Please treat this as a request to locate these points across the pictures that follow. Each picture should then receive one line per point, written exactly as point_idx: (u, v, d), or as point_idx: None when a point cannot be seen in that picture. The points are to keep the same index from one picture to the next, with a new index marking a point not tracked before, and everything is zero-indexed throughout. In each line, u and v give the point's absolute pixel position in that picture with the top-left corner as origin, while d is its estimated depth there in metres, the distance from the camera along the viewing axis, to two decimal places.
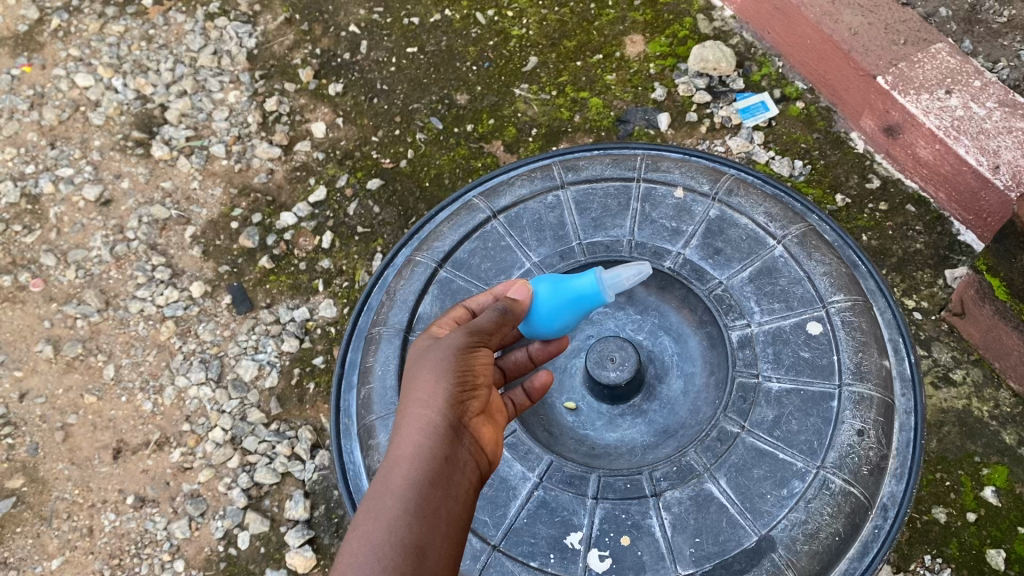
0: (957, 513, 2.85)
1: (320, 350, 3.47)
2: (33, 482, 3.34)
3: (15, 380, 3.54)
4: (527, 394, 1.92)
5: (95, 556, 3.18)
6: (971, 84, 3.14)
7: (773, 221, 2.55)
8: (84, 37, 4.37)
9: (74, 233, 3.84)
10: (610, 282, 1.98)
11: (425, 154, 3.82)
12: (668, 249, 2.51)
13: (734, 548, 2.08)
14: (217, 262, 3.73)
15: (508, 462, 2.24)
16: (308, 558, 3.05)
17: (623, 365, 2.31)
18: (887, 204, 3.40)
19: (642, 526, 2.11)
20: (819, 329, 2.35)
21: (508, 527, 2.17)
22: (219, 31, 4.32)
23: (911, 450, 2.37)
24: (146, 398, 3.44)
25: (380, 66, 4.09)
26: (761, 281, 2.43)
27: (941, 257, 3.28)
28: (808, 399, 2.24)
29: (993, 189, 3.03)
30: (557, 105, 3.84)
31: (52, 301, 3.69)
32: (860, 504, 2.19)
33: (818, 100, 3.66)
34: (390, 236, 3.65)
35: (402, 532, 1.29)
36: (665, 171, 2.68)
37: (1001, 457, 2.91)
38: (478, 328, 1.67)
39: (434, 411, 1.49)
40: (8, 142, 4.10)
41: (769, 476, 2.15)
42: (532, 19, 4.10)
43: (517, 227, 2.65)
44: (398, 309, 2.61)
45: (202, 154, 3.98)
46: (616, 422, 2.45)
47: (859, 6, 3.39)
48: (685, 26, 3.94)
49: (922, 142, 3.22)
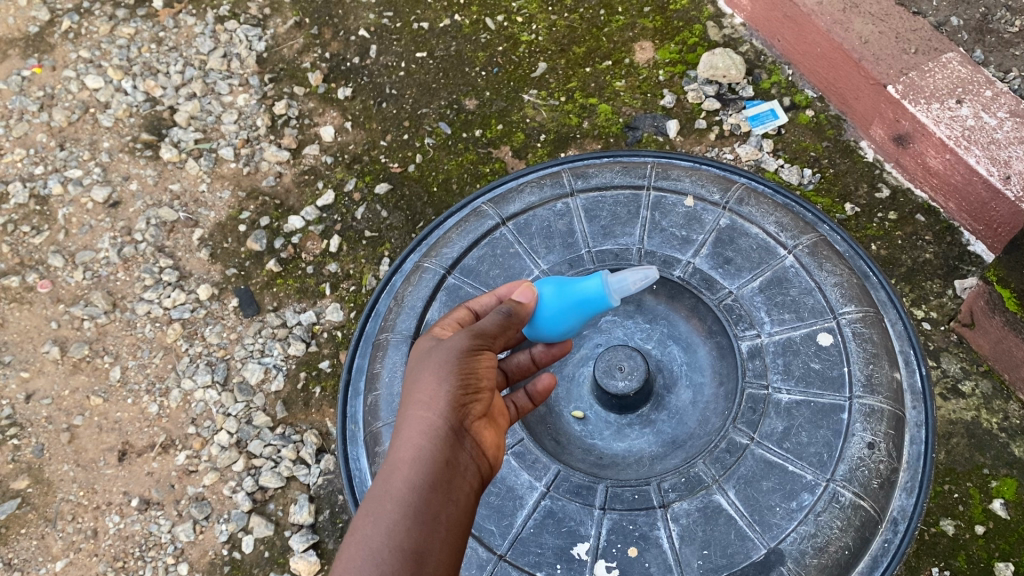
0: (965, 525, 2.82)
1: (327, 354, 3.46)
2: (39, 483, 3.35)
3: (21, 380, 3.55)
4: (529, 397, 1.91)
5: (99, 558, 3.18)
6: (982, 94, 3.13)
7: (785, 230, 2.54)
8: (94, 39, 4.39)
9: (83, 235, 3.85)
10: (616, 286, 1.95)
11: (433, 158, 3.82)
12: (677, 258, 2.51)
13: (742, 561, 2.06)
14: (224, 265, 3.73)
15: (515, 470, 2.23)
16: (312, 563, 3.05)
17: (632, 375, 2.29)
18: (896, 214, 3.39)
19: (650, 537, 2.10)
20: (829, 340, 2.34)
21: (515, 536, 2.16)
22: (229, 34, 4.34)
23: (922, 463, 2.34)
24: (152, 401, 3.45)
25: (390, 71, 4.10)
26: (772, 291, 2.41)
27: (951, 267, 3.27)
28: (818, 411, 2.23)
29: (1004, 200, 3.01)
30: (566, 111, 3.84)
31: (60, 302, 3.70)
32: (870, 518, 2.17)
33: (828, 108, 3.65)
34: (397, 241, 3.65)
35: (401, 536, 1.28)
36: (676, 179, 2.68)
37: (1011, 469, 2.88)
38: (481, 331, 1.66)
39: (437, 414, 1.48)
40: (18, 143, 4.12)
41: (778, 488, 2.13)
42: (542, 25, 4.10)
43: (526, 234, 2.64)
44: (405, 316, 2.61)
45: (211, 156, 3.99)
46: (624, 432, 2.43)
47: (871, 14, 3.37)
48: (695, 33, 3.94)
49: (933, 151, 3.20)
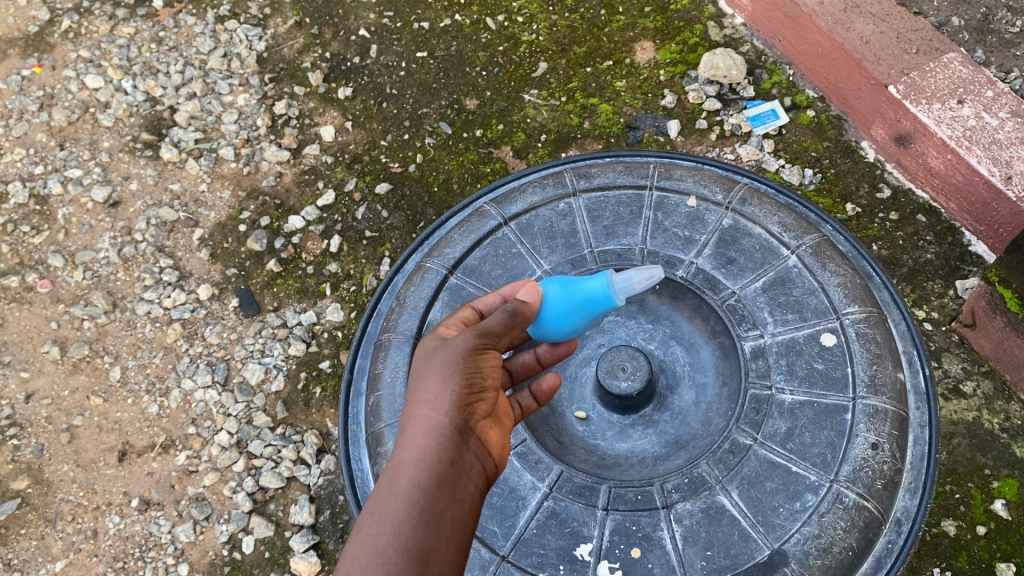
0: (966, 525, 2.82)
1: (327, 354, 3.46)
2: (38, 483, 3.34)
3: (21, 380, 3.54)
4: (533, 397, 1.91)
5: (99, 558, 3.17)
6: (983, 95, 3.12)
7: (788, 231, 2.53)
8: (94, 39, 4.38)
9: (82, 234, 3.84)
10: (621, 286, 1.94)
11: (434, 158, 3.81)
12: (680, 259, 2.50)
13: (745, 562, 2.06)
14: (224, 265, 3.72)
15: (518, 470, 2.23)
16: (312, 563, 3.04)
17: (634, 375, 2.28)
18: (897, 214, 3.38)
19: (653, 538, 2.09)
20: (833, 341, 2.33)
21: (518, 537, 2.15)
22: (229, 34, 4.33)
23: (925, 464, 2.34)
24: (152, 401, 3.44)
25: (390, 71, 4.09)
26: (775, 291, 2.41)
27: (952, 268, 3.26)
28: (821, 412, 2.22)
29: (1005, 200, 3.01)
30: (567, 111, 3.83)
31: (60, 302, 3.69)
32: (874, 519, 2.16)
33: (829, 108, 3.65)
34: (398, 241, 3.64)
35: (406, 535, 1.28)
36: (678, 179, 2.67)
37: (1012, 470, 2.88)
38: (486, 330, 1.65)
39: (442, 413, 1.47)
40: (18, 143, 4.11)
41: (781, 489, 2.12)
42: (543, 25, 4.09)
43: (529, 235, 2.63)
44: (407, 317, 2.61)
45: (211, 156, 3.98)
46: (627, 432, 2.43)
47: (872, 14, 3.36)
48: (696, 33, 3.93)
49: (934, 152, 3.20)
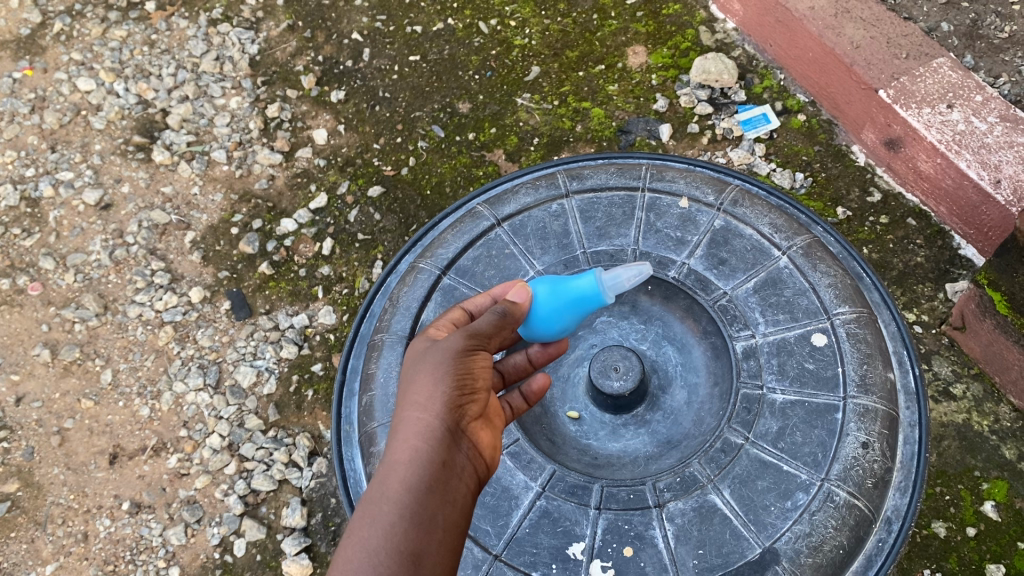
0: (956, 527, 2.84)
1: (320, 356, 3.45)
2: (28, 487, 3.31)
3: (12, 383, 3.52)
4: (523, 398, 1.91)
5: (89, 561, 3.15)
6: (972, 99, 3.16)
7: (779, 232, 2.55)
8: (86, 41, 4.38)
9: (74, 237, 3.83)
10: (610, 284, 1.96)
11: (426, 161, 3.82)
12: (672, 259, 2.51)
13: (736, 560, 2.06)
14: (216, 268, 3.72)
15: (511, 470, 2.23)
16: (304, 565, 3.04)
17: (627, 375, 2.29)
18: (887, 218, 3.41)
19: (645, 537, 2.10)
20: (823, 341, 2.35)
21: (511, 536, 2.15)
22: (221, 37, 4.33)
23: (915, 463, 2.36)
24: (144, 404, 3.43)
25: (383, 74, 4.10)
26: (766, 292, 2.42)
27: (941, 271, 3.29)
28: (813, 410, 2.24)
29: (994, 203, 3.03)
30: (559, 114, 3.85)
31: (50, 305, 3.68)
32: (864, 517, 2.18)
33: (819, 112, 3.68)
34: (390, 244, 3.65)
35: (398, 538, 1.28)
36: (670, 180, 2.69)
37: (1001, 471, 2.90)
38: (476, 331, 1.66)
39: (433, 415, 1.47)
40: (9, 145, 4.09)
41: (772, 488, 2.13)
42: (535, 29, 4.11)
43: (522, 235, 2.64)
44: (400, 317, 2.61)
45: (203, 159, 3.97)
46: (619, 432, 2.44)
47: (862, 19, 3.40)
48: (687, 38, 3.96)
49: (923, 155, 3.23)
